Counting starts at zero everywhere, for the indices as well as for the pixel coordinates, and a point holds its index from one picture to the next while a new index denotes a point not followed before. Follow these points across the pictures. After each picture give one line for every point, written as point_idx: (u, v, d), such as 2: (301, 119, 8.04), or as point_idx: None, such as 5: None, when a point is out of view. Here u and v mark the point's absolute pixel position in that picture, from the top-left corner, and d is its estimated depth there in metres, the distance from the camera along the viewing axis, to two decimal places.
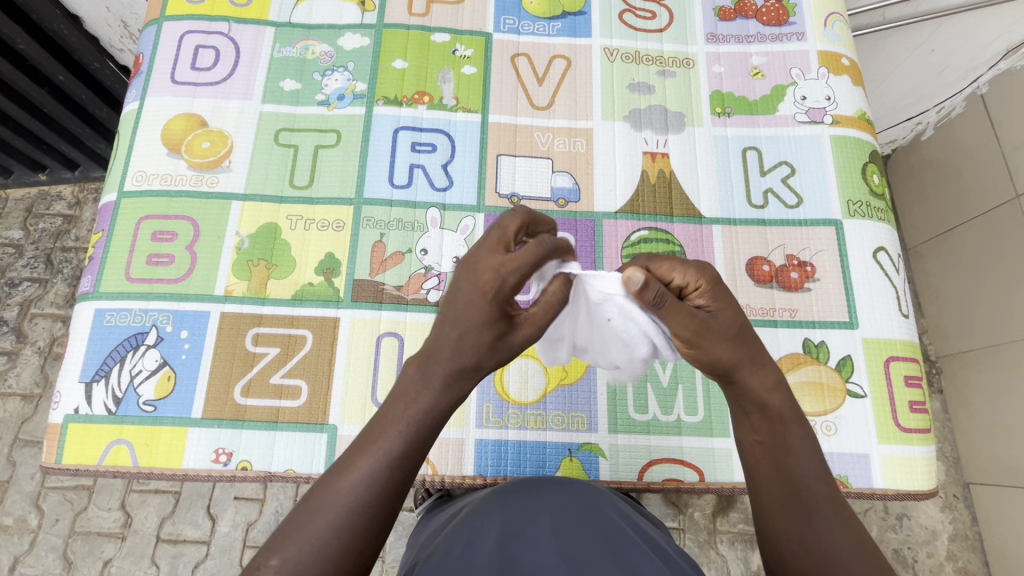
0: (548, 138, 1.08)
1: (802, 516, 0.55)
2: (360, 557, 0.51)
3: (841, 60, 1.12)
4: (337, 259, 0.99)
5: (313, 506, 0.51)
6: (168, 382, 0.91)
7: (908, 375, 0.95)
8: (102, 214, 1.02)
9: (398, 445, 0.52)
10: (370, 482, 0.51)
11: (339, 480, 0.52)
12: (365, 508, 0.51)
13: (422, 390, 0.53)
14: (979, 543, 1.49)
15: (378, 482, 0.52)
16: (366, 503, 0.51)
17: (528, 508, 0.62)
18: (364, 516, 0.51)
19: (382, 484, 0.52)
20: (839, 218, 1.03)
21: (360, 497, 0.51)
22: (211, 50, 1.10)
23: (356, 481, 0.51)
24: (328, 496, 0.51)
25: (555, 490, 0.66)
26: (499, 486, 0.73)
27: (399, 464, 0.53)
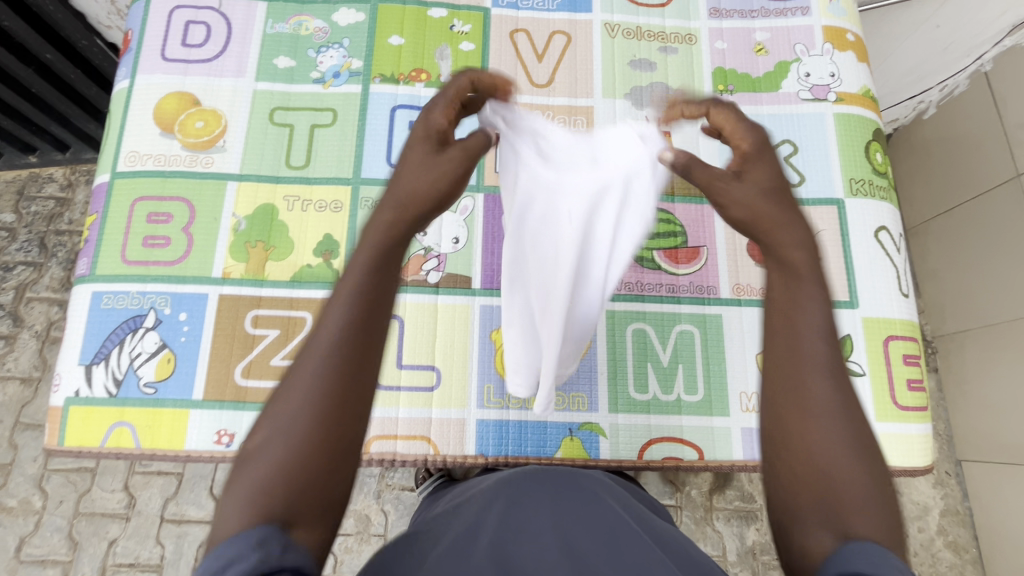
0: (548, 117, 1.06)
1: (829, 503, 0.44)
2: (323, 471, 0.45)
3: (846, 36, 1.10)
4: (335, 240, 0.98)
5: (263, 427, 0.46)
6: (168, 365, 0.91)
7: (907, 354, 0.95)
8: (96, 195, 1.00)
9: (318, 373, 0.46)
10: (302, 426, 0.45)
11: (289, 389, 0.47)
12: (304, 448, 0.45)
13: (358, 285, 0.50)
14: (969, 518, 1.53)
15: (310, 425, 0.45)
16: (317, 408, 0.45)
17: (528, 499, 0.62)
18: (300, 462, 0.44)
19: (314, 423, 0.45)
20: (842, 198, 1.02)
21: (296, 442, 0.44)
22: (202, 27, 1.07)
23: (307, 385, 0.46)
24: (256, 457, 0.45)
25: (557, 480, 0.67)
26: (501, 471, 0.73)
27: (328, 390, 0.46)
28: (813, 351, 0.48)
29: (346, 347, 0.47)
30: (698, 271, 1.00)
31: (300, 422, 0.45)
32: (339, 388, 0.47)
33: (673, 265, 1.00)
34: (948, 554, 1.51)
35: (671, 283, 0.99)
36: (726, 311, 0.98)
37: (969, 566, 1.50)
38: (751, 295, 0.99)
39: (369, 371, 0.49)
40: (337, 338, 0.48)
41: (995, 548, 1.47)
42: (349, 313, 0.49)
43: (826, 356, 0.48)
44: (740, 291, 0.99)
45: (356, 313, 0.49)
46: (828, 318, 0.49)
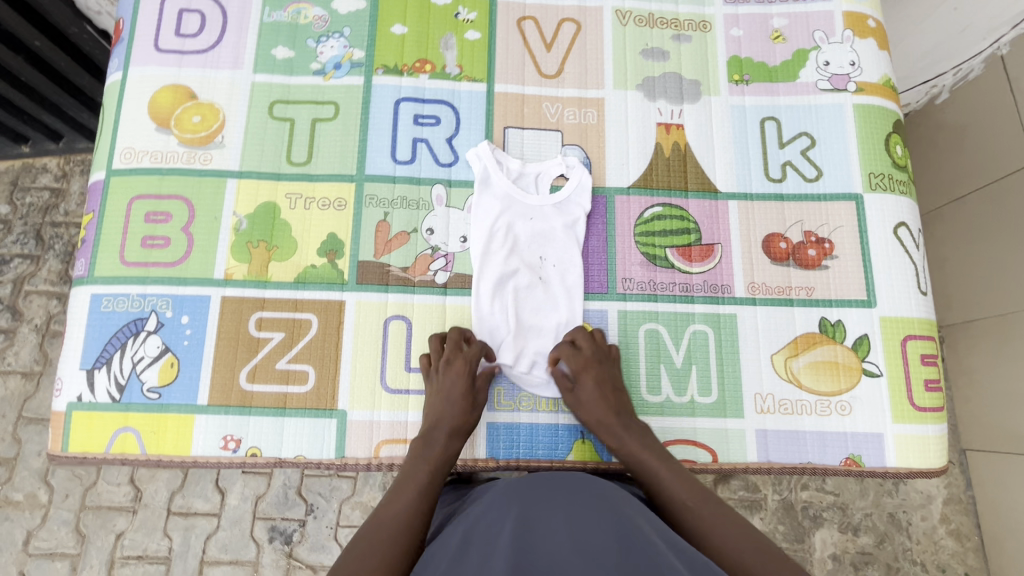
0: (557, 109, 1.03)
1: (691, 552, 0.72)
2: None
3: (866, 22, 1.06)
4: (340, 239, 0.95)
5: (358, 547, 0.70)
6: (172, 369, 0.89)
7: (924, 353, 0.93)
8: (92, 193, 0.97)
9: (424, 478, 0.79)
10: (403, 512, 0.74)
11: (380, 517, 0.73)
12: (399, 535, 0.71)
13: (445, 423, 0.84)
14: (971, 507, 1.55)
15: (407, 516, 0.74)
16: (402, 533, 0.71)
17: (544, 518, 0.59)
18: (398, 538, 0.70)
19: (412, 514, 0.74)
20: (860, 193, 0.99)
21: (398, 527, 0.72)
22: (196, 15, 1.03)
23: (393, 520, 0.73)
24: (371, 533, 0.71)
25: (572, 493, 0.63)
26: (510, 482, 0.69)
27: (424, 495, 0.77)
28: (656, 462, 0.83)
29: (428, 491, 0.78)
30: (712, 270, 0.97)
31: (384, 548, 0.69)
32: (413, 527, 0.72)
33: (687, 263, 0.98)
34: (950, 541, 1.54)
35: (684, 282, 0.97)
36: (740, 310, 0.96)
37: (970, 553, 1.53)
38: (766, 294, 0.96)
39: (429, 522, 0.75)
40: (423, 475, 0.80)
41: (998, 537, 1.48)
42: (452, 438, 0.84)
43: (665, 468, 0.82)
44: (755, 290, 0.96)
45: (456, 437, 0.84)
46: (652, 445, 0.85)
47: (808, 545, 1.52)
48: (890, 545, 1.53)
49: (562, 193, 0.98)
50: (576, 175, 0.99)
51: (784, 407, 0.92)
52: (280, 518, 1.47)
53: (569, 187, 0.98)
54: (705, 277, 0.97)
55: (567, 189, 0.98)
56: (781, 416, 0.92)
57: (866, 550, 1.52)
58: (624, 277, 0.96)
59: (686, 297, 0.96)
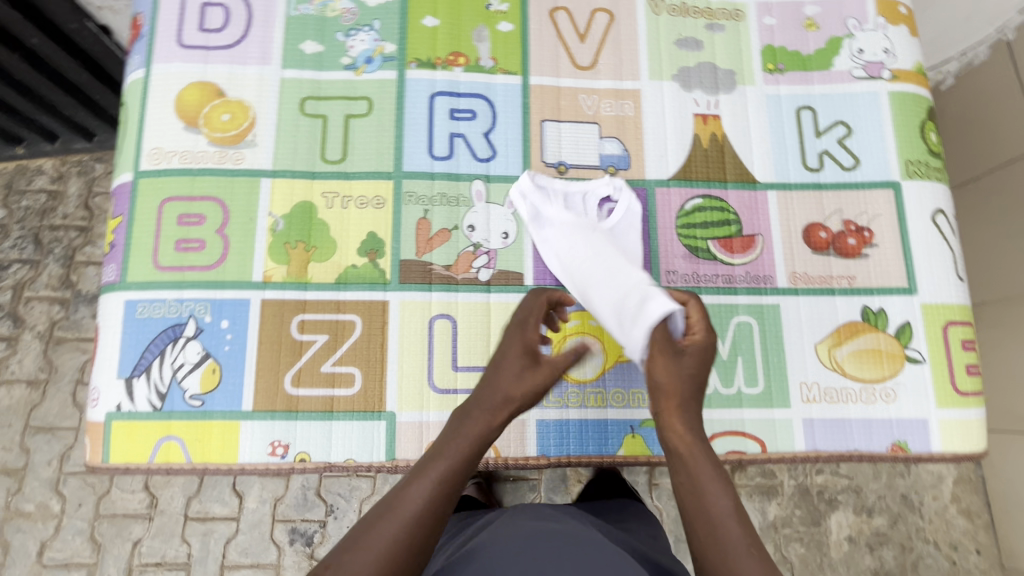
0: (593, 101, 1.01)
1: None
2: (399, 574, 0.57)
3: (898, 9, 1.06)
4: (380, 238, 0.93)
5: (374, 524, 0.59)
6: (214, 375, 0.87)
7: (965, 339, 0.94)
8: (119, 196, 0.94)
9: (461, 450, 0.67)
10: (430, 495, 0.62)
11: (403, 491, 0.62)
12: (417, 527, 0.59)
13: (497, 391, 0.72)
14: (980, 485, 1.59)
15: (431, 502, 0.61)
16: (423, 516, 0.60)
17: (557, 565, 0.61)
18: (416, 531, 0.59)
19: (436, 499, 0.62)
20: (898, 180, 0.99)
21: (415, 517, 0.60)
22: (220, 9, 0.99)
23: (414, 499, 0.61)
24: (383, 520, 0.59)
25: (587, 557, 0.62)
26: (535, 522, 0.72)
27: (453, 480, 0.64)
28: (697, 458, 0.66)
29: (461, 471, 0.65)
30: (754, 260, 0.97)
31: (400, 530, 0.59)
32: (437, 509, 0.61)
33: (728, 255, 0.97)
34: (962, 520, 1.57)
35: (727, 273, 0.97)
36: (783, 300, 0.96)
37: (981, 531, 1.57)
38: (808, 284, 0.97)
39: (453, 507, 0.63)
40: (460, 449, 0.67)
41: (1011, 515, 1.52)
42: (496, 412, 0.71)
43: (709, 467, 0.65)
44: (797, 280, 0.97)
45: (502, 413, 0.71)
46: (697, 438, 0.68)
47: (824, 528, 1.54)
48: (904, 525, 1.56)
49: (613, 217, 0.96)
50: (624, 199, 0.97)
51: (829, 395, 0.93)
52: (300, 520, 1.46)
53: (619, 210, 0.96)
54: (747, 268, 0.97)
55: (616, 213, 0.96)
56: (827, 404, 0.93)
57: (880, 531, 1.55)
58: (668, 270, 0.96)
59: (730, 289, 0.96)
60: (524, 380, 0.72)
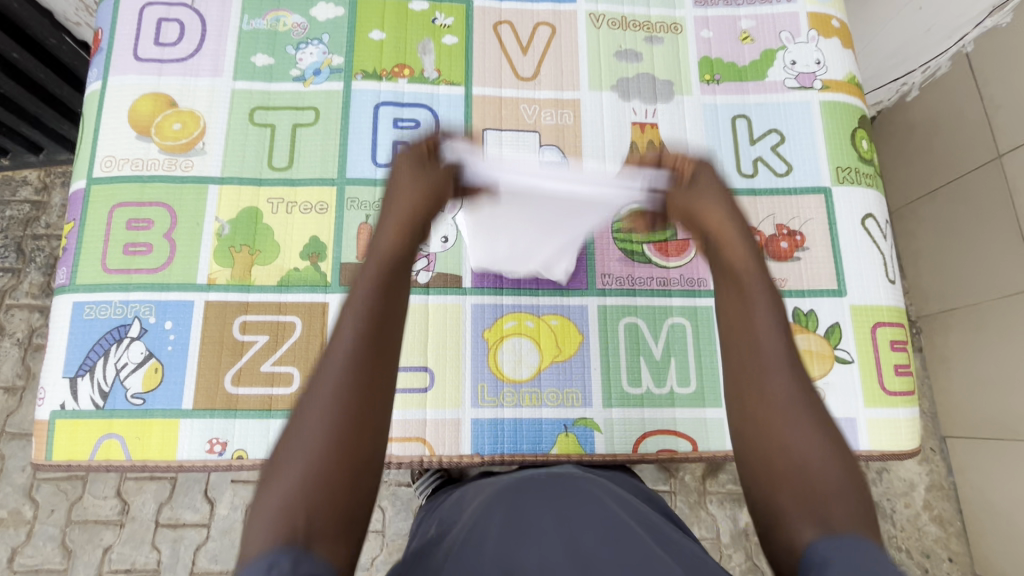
0: (534, 110, 1.05)
1: (799, 478, 0.51)
2: (335, 496, 0.48)
3: (830, 22, 1.10)
4: (322, 242, 0.96)
5: (283, 458, 0.49)
6: (156, 375, 0.90)
7: (894, 340, 0.97)
8: (73, 202, 0.98)
9: (349, 338, 0.55)
10: (329, 401, 0.51)
11: (301, 412, 0.51)
12: (327, 461, 0.48)
13: (367, 278, 0.59)
14: (953, 493, 1.59)
15: (336, 421, 0.50)
16: (331, 423, 0.50)
17: (535, 520, 0.59)
18: (334, 437, 0.49)
19: (338, 399, 0.51)
20: (829, 186, 1.02)
21: (322, 426, 0.50)
22: (175, 24, 1.04)
23: (314, 412, 0.51)
24: (281, 469, 0.48)
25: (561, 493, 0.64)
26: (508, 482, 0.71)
27: (350, 373, 0.53)
28: (765, 336, 0.58)
29: (357, 360, 0.53)
30: (688, 264, 1.00)
31: (312, 445, 0.49)
32: (343, 411, 0.51)
33: (663, 258, 1.00)
34: (933, 526, 1.57)
35: (662, 276, 0.99)
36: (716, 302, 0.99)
37: (953, 537, 1.56)
38: None
39: (370, 408, 0.52)
40: (350, 335, 0.54)
41: (979, 521, 1.52)
42: (377, 294, 0.57)
43: (778, 344, 0.57)
44: None
45: (384, 291, 0.58)
46: (778, 317, 0.59)
47: None
48: None
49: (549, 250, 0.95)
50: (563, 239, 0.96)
51: None
52: None
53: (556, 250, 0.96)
54: (681, 271, 1.00)
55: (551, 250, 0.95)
56: None
57: None
58: (603, 273, 0.99)
59: (664, 291, 0.99)
60: (396, 258, 0.61)
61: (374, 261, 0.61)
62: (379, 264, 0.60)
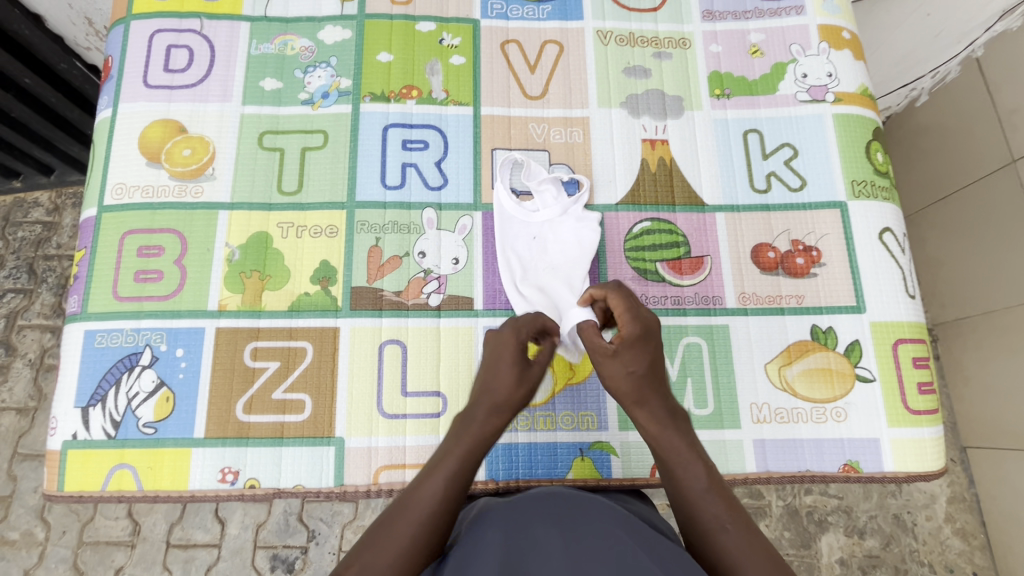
0: (543, 129, 1.04)
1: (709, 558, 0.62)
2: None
3: (841, 34, 1.09)
4: (332, 266, 0.96)
5: (383, 535, 0.59)
6: (167, 403, 0.89)
7: (916, 357, 0.94)
8: (84, 229, 0.98)
9: (466, 453, 0.65)
10: (434, 502, 0.61)
11: (409, 499, 0.62)
12: (433, 528, 0.60)
13: (502, 383, 0.69)
14: (975, 504, 1.55)
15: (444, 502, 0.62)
16: (430, 523, 0.60)
17: (534, 537, 0.56)
18: (432, 535, 0.59)
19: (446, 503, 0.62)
20: (844, 200, 1.01)
21: (426, 522, 0.60)
22: (184, 50, 1.04)
23: (421, 507, 0.61)
24: (381, 544, 0.58)
25: (573, 510, 0.61)
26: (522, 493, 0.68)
27: (461, 483, 0.64)
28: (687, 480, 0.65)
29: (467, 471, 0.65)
30: (703, 282, 0.98)
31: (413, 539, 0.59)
32: (444, 522, 0.61)
33: (677, 276, 0.99)
34: (957, 541, 1.53)
35: (676, 295, 0.98)
36: (732, 320, 0.97)
37: (978, 552, 1.52)
38: (756, 303, 0.97)
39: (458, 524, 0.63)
40: (470, 443, 0.66)
41: (1004, 536, 1.48)
42: (494, 415, 0.67)
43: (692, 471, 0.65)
44: (746, 300, 0.98)
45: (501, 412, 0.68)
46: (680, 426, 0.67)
47: (815, 551, 1.51)
48: (897, 547, 1.52)
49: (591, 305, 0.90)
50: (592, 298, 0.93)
51: (780, 416, 0.93)
52: (282, 546, 1.46)
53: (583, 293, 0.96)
54: (696, 289, 0.98)
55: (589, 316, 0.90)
56: (778, 424, 0.92)
57: (873, 553, 1.51)
58: None
59: (678, 310, 0.97)
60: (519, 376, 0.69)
61: (502, 389, 0.68)
62: (505, 391, 0.68)
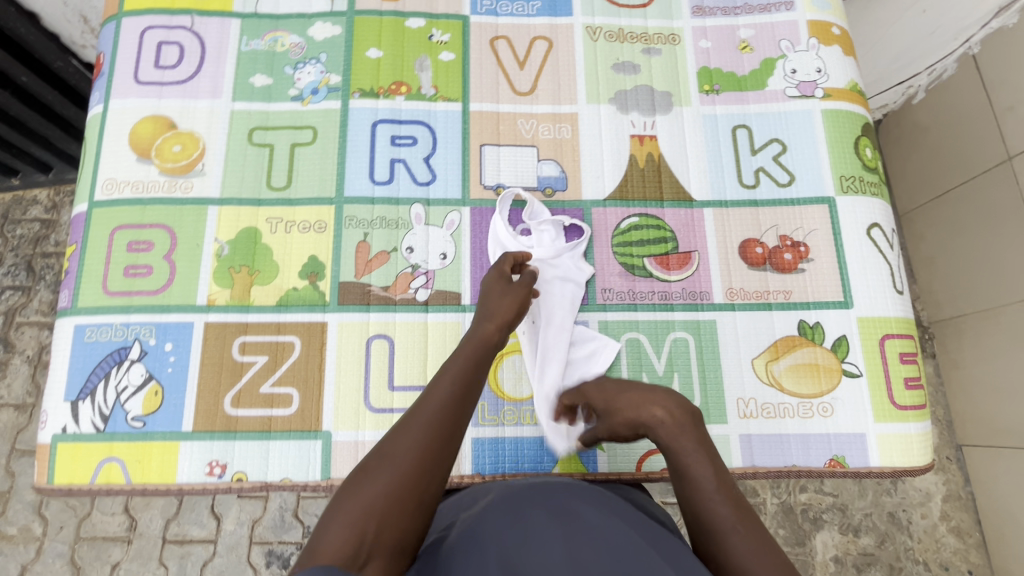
0: (532, 125, 1.05)
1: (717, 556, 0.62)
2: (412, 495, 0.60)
3: (831, 29, 1.09)
4: (321, 261, 0.96)
5: (381, 455, 0.63)
6: (156, 397, 0.90)
7: (903, 352, 0.94)
8: (75, 225, 0.98)
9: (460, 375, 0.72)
10: (432, 415, 0.67)
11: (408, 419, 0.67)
12: (431, 440, 0.65)
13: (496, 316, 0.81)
14: (971, 503, 1.55)
15: (438, 419, 0.67)
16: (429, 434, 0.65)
17: (529, 530, 0.56)
18: (430, 443, 0.64)
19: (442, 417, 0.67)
20: (832, 195, 1.01)
21: (424, 432, 0.65)
22: (175, 47, 1.05)
23: (419, 422, 0.66)
24: (382, 460, 0.63)
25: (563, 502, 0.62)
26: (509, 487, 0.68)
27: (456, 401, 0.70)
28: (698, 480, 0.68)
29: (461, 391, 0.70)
30: (690, 277, 0.98)
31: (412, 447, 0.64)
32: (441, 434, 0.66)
33: (665, 272, 0.99)
34: (952, 539, 1.53)
35: (663, 290, 0.98)
36: (719, 316, 0.97)
37: (974, 549, 1.52)
38: (744, 299, 0.98)
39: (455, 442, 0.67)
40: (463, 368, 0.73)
41: (1000, 533, 1.48)
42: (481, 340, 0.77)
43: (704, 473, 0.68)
44: (733, 295, 0.98)
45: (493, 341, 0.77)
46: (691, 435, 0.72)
47: (810, 548, 1.51)
48: (892, 545, 1.52)
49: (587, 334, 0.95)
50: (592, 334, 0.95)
51: (766, 411, 0.93)
52: (277, 542, 1.47)
53: (565, 307, 0.95)
54: (683, 284, 0.98)
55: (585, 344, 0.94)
56: (764, 420, 0.92)
57: (868, 551, 1.51)
58: (604, 288, 0.98)
59: (666, 305, 0.97)
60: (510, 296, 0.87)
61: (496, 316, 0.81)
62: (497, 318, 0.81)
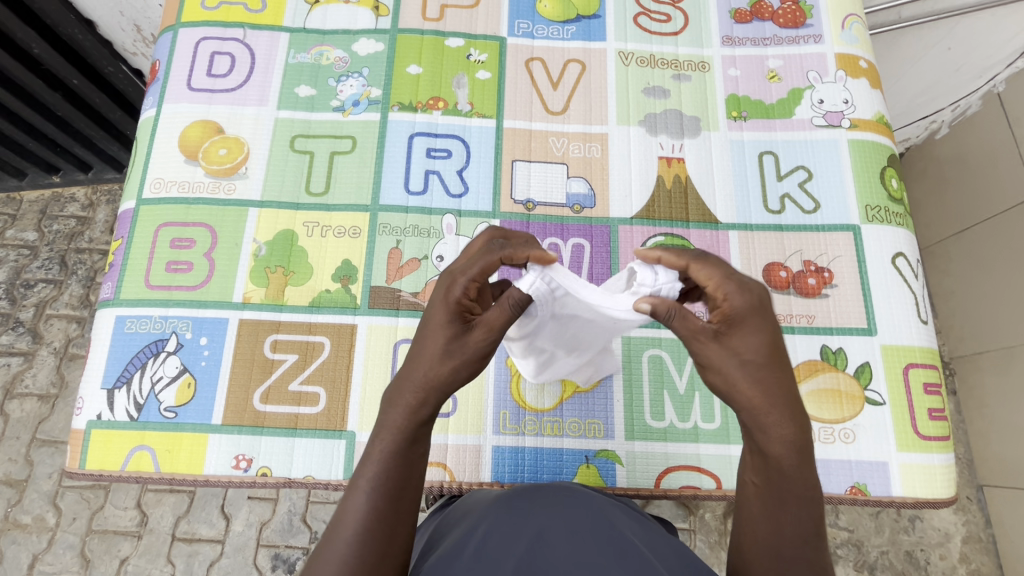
0: (563, 143, 1.08)
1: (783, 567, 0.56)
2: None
3: (858, 63, 1.11)
4: (354, 266, 0.99)
5: (333, 534, 0.55)
6: (189, 389, 0.92)
7: (927, 383, 0.94)
8: (122, 220, 1.03)
9: (389, 445, 0.57)
10: (370, 500, 0.56)
11: (343, 509, 0.56)
12: (380, 517, 0.55)
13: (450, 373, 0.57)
14: (992, 546, 1.50)
15: (374, 509, 0.56)
16: (375, 518, 0.55)
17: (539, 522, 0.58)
18: (382, 522, 0.55)
19: (377, 498, 0.56)
20: (857, 224, 1.02)
21: (364, 525, 0.55)
22: (227, 57, 1.10)
23: (355, 512, 0.55)
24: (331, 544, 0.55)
25: (558, 499, 0.64)
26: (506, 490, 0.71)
27: (387, 482, 0.56)
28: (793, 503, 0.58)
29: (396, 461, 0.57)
30: None
31: (361, 536, 0.54)
32: (388, 507, 0.56)
33: None
34: None
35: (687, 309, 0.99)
36: None
37: None
38: None
39: (410, 500, 0.58)
40: (390, 438, 0.57)
41: None
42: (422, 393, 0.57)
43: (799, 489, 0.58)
44: None
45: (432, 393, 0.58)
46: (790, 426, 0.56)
47: None
48: None
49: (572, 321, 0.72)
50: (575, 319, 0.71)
51: None
52: (284, 546, 1.47)
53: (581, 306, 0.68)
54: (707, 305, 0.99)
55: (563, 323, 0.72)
56: None
57: None
58: None
59: None
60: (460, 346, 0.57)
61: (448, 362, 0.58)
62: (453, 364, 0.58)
